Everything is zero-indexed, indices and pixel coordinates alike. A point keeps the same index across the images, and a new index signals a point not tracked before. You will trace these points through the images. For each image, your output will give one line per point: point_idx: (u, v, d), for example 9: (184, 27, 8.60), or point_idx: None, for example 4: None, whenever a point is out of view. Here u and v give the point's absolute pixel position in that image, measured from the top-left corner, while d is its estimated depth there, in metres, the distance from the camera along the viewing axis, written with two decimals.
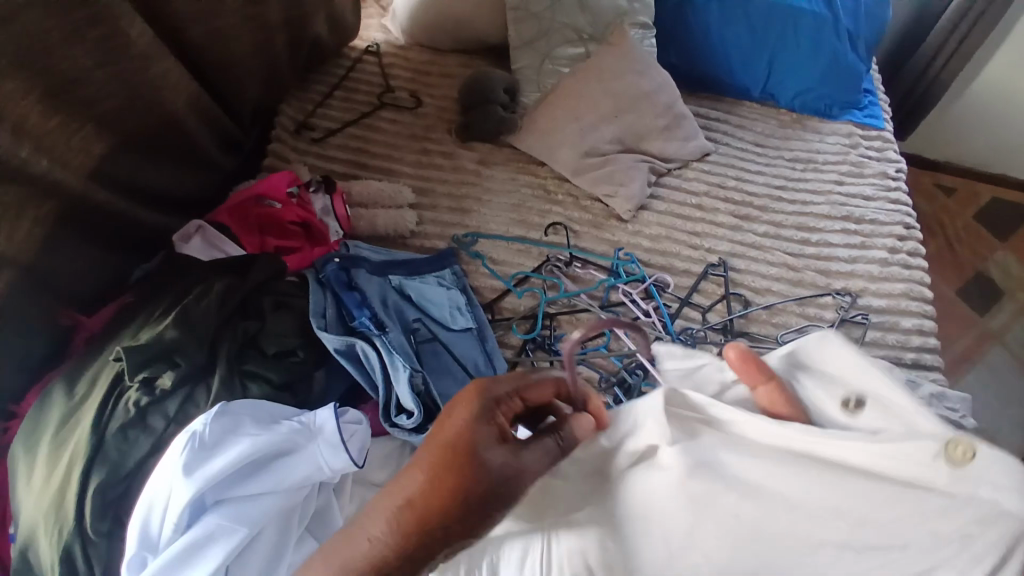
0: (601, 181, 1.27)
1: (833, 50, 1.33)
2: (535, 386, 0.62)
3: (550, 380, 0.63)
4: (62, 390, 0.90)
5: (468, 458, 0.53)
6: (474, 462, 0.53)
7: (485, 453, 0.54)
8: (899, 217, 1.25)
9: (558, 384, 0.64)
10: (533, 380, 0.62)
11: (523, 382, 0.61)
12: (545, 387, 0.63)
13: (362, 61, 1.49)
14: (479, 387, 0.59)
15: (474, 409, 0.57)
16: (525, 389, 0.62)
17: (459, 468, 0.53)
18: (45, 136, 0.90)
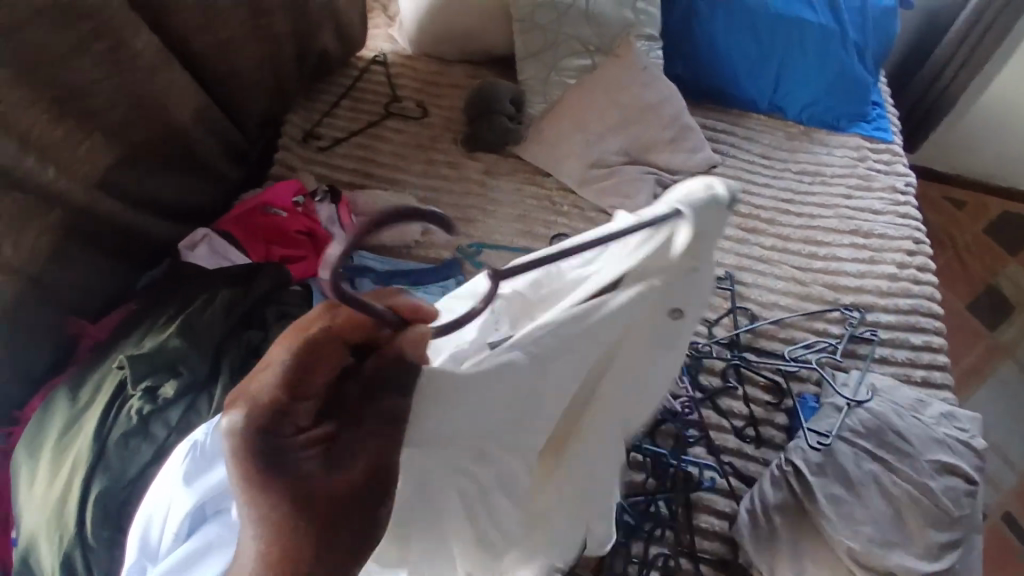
0: (606, 192, 1.27)
1: (840, 62, 1.32)
2: (312, 349, 0.47)
3: (330, 337, 0.48)
4: (65, 396, 0.90)
5: (300, 483, 0.47)
6: (308, 482, 0.48)
7: (307, 471, 0.48)
8: (907, 231, 1.25)
9: (343, 331, 0.49)
10: (305, 354, 0.47)
11: (295, 358, 0.47)
12: (330, 344, 0.48)
13: (369, 71, 1.49)
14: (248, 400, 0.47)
15: (257, 435, 0.46)
16: (308, 369, 0.47)
17: (295, 497, 0.47)
18: (52, 145, 0.91)
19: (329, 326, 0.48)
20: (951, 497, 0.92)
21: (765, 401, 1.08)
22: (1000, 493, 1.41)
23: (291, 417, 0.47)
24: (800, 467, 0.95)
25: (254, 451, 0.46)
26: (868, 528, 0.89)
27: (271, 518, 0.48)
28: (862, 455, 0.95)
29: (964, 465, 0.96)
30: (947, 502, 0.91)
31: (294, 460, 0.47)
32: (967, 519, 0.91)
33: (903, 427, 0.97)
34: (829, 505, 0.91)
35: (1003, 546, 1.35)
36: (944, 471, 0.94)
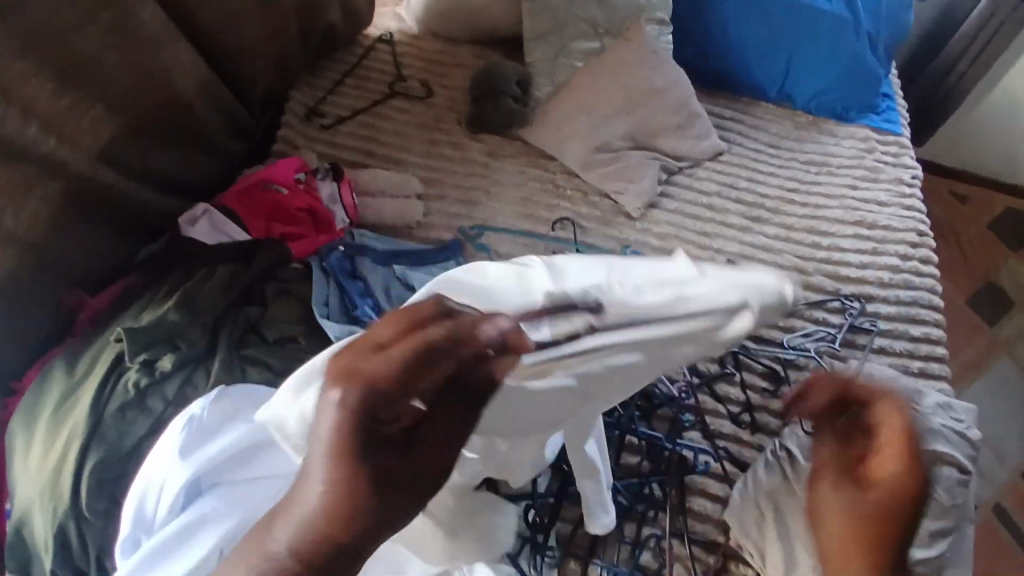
0: (610, 177, 1.26)
1: (852, 51, 1.30)
2: (428, 354, 0.48)
3: (445, 338, 0.48)
4: (62, 367, 0.90)
5: (368, 467, 0.47)
6: (376, 469, 0.47)
7: (387, 465, 0.48)
8: (912, 223, 1.23)
9: (459, 340, 0.49)
10: (422, 354, 0.48)
11: (412, 356, 0.47)
12: (443, 346, 0.48)
13: (374, 49, 1.48)
14: (356, 382, 0.47)
15: (356, 405, 0.46)
16: (416, 364, 0.47)
17: (360, 481, 0.47)
18: (55, 115, 0.90)
19: (446, 331, 0.49)
20: (945, 486, 0.93)
21: (762, 389, 1.07)
22: (992, 489, 1.41)
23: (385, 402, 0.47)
24: (794, 452, 0.94)
25: (351, 434, 0.47)
26: None
27: (328, 491, 0.47)
28: None
29: (959, 455, 0.96)
30: (939, 490, 0.92)
31: (381, 453, 0.48)
32: (957, 509, 0.93)
33: None
34: None
35: (994, 540, 1.36)
36: (938, 461, 0.94)
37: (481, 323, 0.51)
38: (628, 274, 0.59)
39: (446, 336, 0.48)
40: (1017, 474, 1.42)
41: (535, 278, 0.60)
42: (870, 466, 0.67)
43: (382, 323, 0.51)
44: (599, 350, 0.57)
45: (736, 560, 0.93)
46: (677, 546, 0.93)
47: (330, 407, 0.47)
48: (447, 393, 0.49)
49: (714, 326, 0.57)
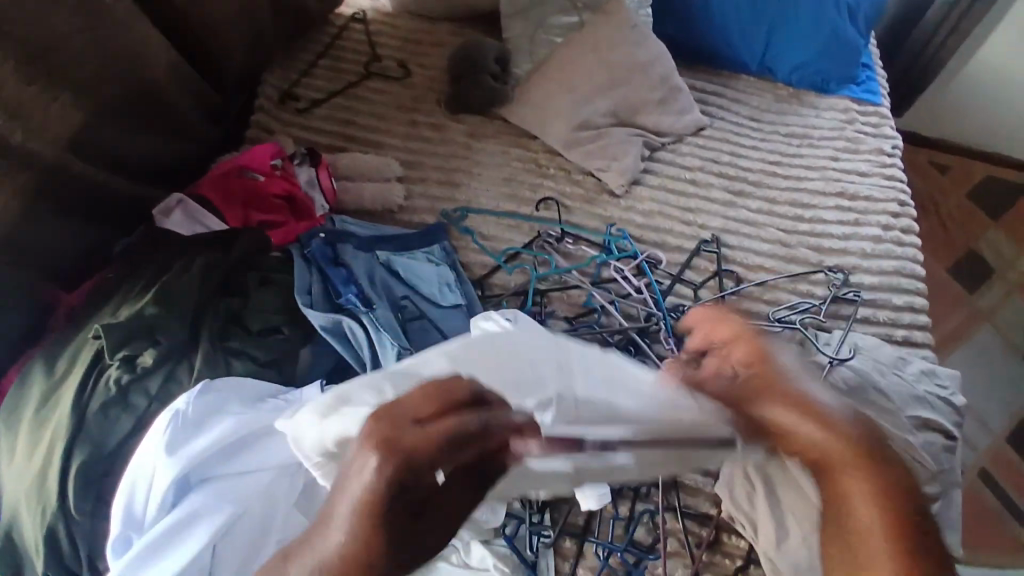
0: (593, 155, 1.24)
1: (833, 24, 1.28)
2: (458, 441, 0.54)
3: (468, 424, 0.54)
4: (41, 366, 0.88)
5: (388, 526, 0.54)
6: (396, 528, 0.54)
7: (405, 523, 0.54)
8: (893, 194, 1.24)
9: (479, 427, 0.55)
10: (454, 438, 0.54)
11: (443, 439, 0.53)
12: (467, 430, 0.54)
13: (348, 29, 1.44)
14: (391, 456, 0.53)
15: (384, 476, 0.53)
16: (442, 446, 0.53)
17: (379, 535, 0.53)
18: (19, 106, 0.87)
19: (473, 419, 0.55)
20: (931, 452, 0.94)
21: None
22: (973, 454, 1.45)
23: (411, 475, 0.53)
24: None
25: (380, 497, 0.53)
26: None
27: (347, 537, 0.54)
28: None
29: (943, 421, 0.98)
30: (927, 458, 0.92)
31: (403, 514, 0.54)
32: (944, 474, 0.95)
33: (886, 385, 0.98)
34: None
35: (974, 505, 1.40)
36: (922, 426, 0.97)
37: (505, 412, 0.57)
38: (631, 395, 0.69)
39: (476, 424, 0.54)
40: (998, 439, 1.46)
41: (564, 375, 0.67)
42: (749, 359, 0.68)
43: (416, 395, 0.56)
44: (604, 454, 0.63)
45: (727, 530, 0.94)
46: (671, 520, 0.94)
47: (364, 474, 0.53)
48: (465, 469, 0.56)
49: (708, 449, 0.68)
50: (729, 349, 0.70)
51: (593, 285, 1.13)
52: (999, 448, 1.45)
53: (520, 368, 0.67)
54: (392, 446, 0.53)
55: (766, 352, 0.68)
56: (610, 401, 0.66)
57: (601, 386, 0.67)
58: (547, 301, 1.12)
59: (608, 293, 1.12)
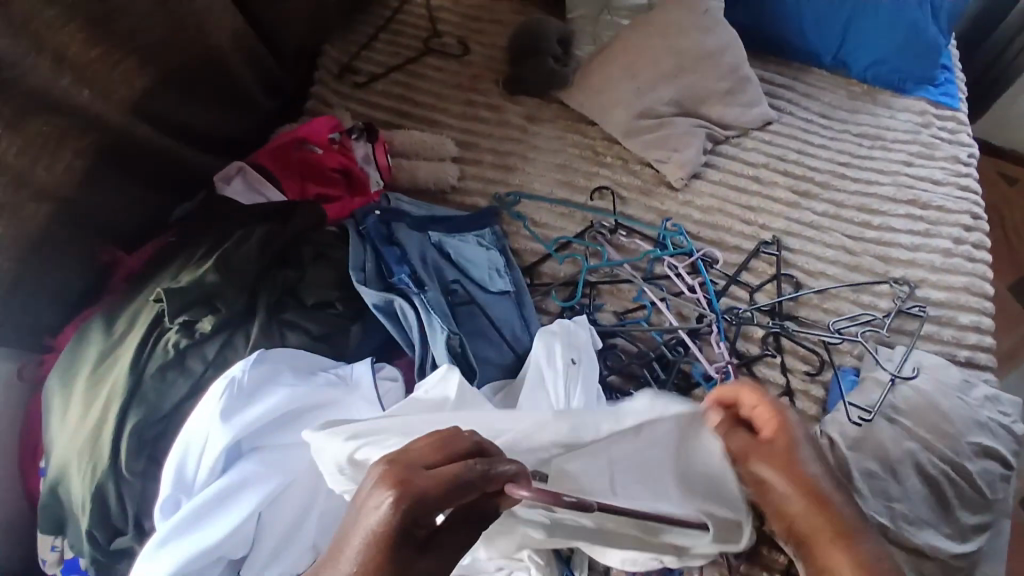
0: (653, 146, 1.21)
1: (913, 19, 1.21)
2: (467, 485, 0.50)
3: (481, 476, 0.51)
4: (101, 326, 0.90)
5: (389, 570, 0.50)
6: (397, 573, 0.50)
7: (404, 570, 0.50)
8: (967, 205, 1.18)
9: (490, 479, 0.51)
10: (464, 479, 0.50)
11: (452, 482, 0.50)
12: (477, 480, 0.51)
13: (409, 3, 1.42)
14: (403, 496, 0.49)
15: (392, 518, 0.49)
16: (449, 493, 0.50)
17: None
18: (86, 67, 0.88)
19: (482, 467, 0.51)
20: (986, 479, 0.90)
21: (803, 372, 1.03)
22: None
23: (417, 519, 0.50)
24: (836, 441, 0.91)
25: (391, 537, 0.50)
26: (901, 505, 0.86)
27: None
28: (901, 433, 0.91)
29: (1003, 449, 0.93)
30: (981, 484, 0.89)
31: (407, 559, 0.50)
32: (997, 504, 0.90)
33: (948, 407, 0.93)
34: (863, 481, 0.87)
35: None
36: (982, 453, 0.92)
37: (512, 462, 0.53)
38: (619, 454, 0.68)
39: (485, 469, 0.51)
40: None
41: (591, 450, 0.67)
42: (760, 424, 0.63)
43: (427, 443, 0.54)
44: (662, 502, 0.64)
45: None
46: None
47: (375, 512, 0.50)
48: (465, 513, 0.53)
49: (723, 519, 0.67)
50: (756, 414, 0.64)
51: (645, 280, 1.11)
52: None
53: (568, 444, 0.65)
54: (404, 488, 0.50)
55: (785, 421, 0.62)
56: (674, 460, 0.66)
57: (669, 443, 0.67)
58: (596, 293, 1.10)
59: (660, 290, 1.10)
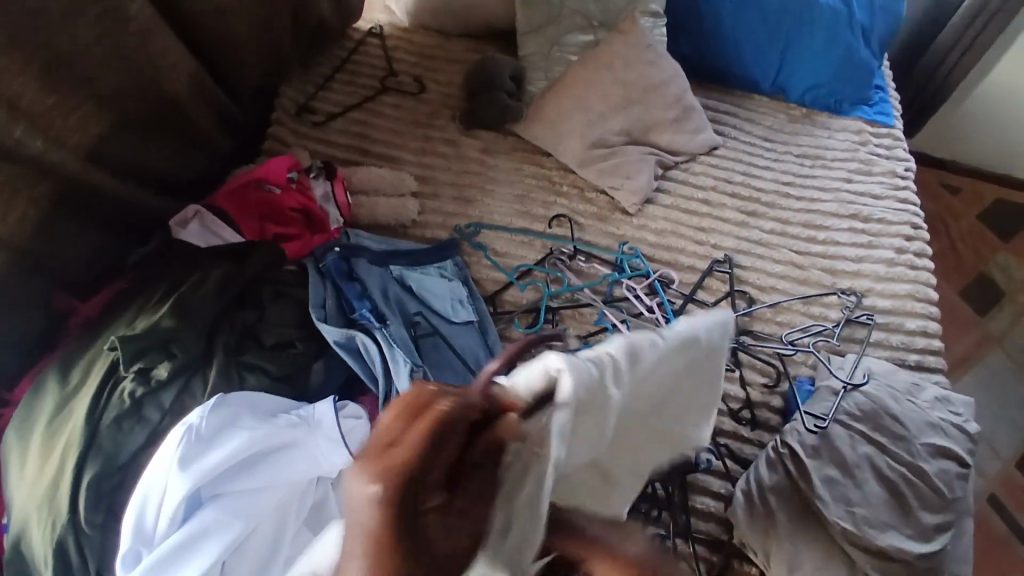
0: (607, 173, 1.25)
1: (845, 45, 1.29)
2: (445, 427, 0.39)
3: (465, 412, 0.40)
4: (55, 377, 0.88)
5: (410, 560, 0.36)
6: (422, 559, 0.37)
7: (414, 560, 0.36)
8: (906, 216, 1.24)
9: (470, 416, 0.40)
10: (448, 418, 0.39)
11: (438, 428, 0.38)
12: (462, 421, 0.40)
13: (365, 43, 1.45)
14: (384, 470, 0.36)
15: (399, 499, 0.36)
16: (442, 442, 0.39)
17: (401, 570, 0.35)
18: (40, 115, 0.88)
19: (457, 405, 0.40)
20: (943, 479, 0.92)
21: (761, 385, 1.07)
22: (984, 479, 1.43)
23: (417, 493, 0.37)
24: (796, 450, 0.93)
25: (389, 527, 0.36)
26: (860, 509, 0.89)
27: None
28: (856, 437, 0.94)
29: (957, 448, 0.96)
30: (939, 484, 0.91)
31: (420, 544, 0.37)
32: (957, 503, 0.92)
33: (897, 411, 0.97)
34: (823, 488, 0.90)
35: (989, 531, 1.37)
36: (936, 453, 0.94)
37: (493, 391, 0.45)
38: (578, 405, 0.49)
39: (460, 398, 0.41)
40: (1007, 464, 1.44)
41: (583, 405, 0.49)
42: None
43: (384, 417, 0.39)
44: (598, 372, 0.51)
45: (738, 557, 0.94)
46: (682, 545, 0.93)
47: (361, 489, 0.36)
48: (476, 467, 0.41)
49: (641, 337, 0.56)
50: None
51: (606, 304, 1.13)
52: (1009, 473, 1.43)
53: (574, 406, 0.48)
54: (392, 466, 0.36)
55: None
56: (697, 396, 0.65)
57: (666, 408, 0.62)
58: (558, 319, 1.12)
59: (620, 312, 1.12)
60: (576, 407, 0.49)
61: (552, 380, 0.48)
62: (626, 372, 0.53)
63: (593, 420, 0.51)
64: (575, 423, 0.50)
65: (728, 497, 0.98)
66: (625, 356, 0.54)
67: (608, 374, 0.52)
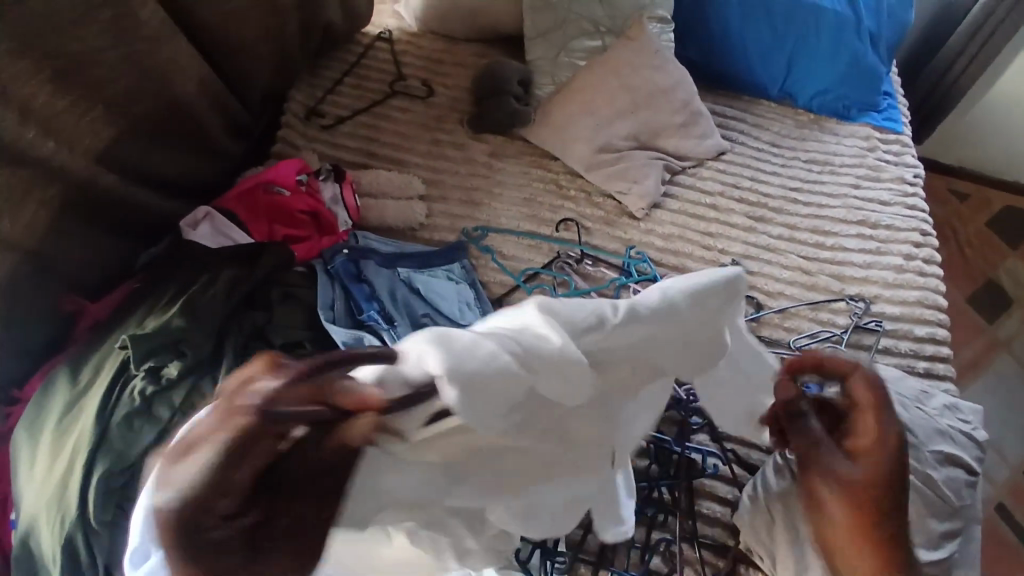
0: (614, 177, 1.25)
1: (852, 50, 1.29)
2: (248, 435, 0.48)
3: (264, 420, 0.49)
4: (65, 376, 0.89)
5: (192, 535, 0.48)
6: (204, 537, 0.48)
7: (196, 535, 0.48)
8: (914, 223, 1.24)
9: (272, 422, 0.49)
10: (239, 440, 0.48)
11: (237, 439, 0.48)
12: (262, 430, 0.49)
13: (373, 48, 1.46)
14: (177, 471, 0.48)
15: (180, 494, 0.47)
16: (237, 448, 0.48)
17: (186, 543, 0.48)
18: (52, 118, 0.89)
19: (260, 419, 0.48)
20: (951, 487, 0.92)
21: None
22: (992, 486, 1.42)
23: (206, 485, 0.48)
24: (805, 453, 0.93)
25: (176, 516, 0.48)
26: None
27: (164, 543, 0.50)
28: None
29: (966, 456, 0.95)
30: (947, 491, 0.90)
31: (207, 524, 0.48)
32: (965, 510, 0.92)
33: (908, 419, 0.95)
34: None
35: (998, 539, 1.36)
36: (945, 461, 0.94)
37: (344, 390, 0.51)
38: (493, 383, 0.51)
39: (262, 411, 0.48)
40: (1016, 470, 1.43)
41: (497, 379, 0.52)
42: None
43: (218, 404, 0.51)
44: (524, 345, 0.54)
45: (745, 563, 0.92)
46: (688, 550, 0.92)
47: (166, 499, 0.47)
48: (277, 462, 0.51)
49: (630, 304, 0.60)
50: None
51: None
52: (1018, 480, 1.42)
53: (480, 379, 0.50)
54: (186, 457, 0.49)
55: None
56: (699, 364, 0.65)
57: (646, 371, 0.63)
58: None
59: None
60: (496, 381, 0.51)
61: (457, 347, 0.50)
62: (557, 334, 0.55)
63: (515, 390, 0.53)
64: (504, 397, 0.52)
65: (735, 502, 0.97)
66: (546, 326, 0.56)
67: (522, 344, 0.54)
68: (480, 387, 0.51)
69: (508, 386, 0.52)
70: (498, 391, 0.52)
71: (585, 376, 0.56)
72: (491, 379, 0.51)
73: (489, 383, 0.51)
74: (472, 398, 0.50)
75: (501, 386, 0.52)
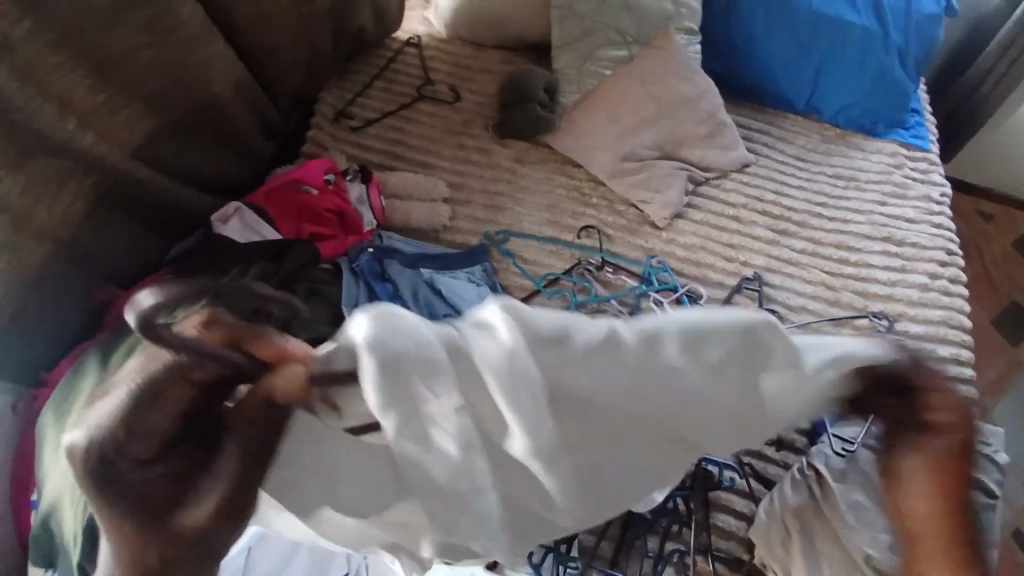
0: (638, 186, 1.25)
1: (880, 65, 1.29)
2: (165, 374, 0.52)
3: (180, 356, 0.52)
4: (97, 360, 0.92)
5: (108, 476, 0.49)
6: (119, 481, 0.50)
7: (113, 479, 0.50)
8: (940, 241, 1.22)
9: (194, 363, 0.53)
10: (155, 375, 0.51)
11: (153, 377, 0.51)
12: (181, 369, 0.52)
13: (403, 53, 1.48)
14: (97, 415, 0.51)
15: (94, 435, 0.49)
16: (158, 386, 0.51)
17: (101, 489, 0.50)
18: (91, 112, 0.91)
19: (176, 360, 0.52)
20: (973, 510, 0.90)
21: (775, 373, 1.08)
22: (1014, 511, 1.39)
23: (124, 425, 0.50)
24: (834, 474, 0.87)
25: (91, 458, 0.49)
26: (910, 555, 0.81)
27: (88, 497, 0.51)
28: None
29: (988, 480, 0.94)
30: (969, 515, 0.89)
31: (121, 466, 0.50)
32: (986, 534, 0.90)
33: None
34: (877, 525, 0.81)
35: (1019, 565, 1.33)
36: None
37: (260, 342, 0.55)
38: (411, 375, 0.53)
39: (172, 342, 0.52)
40: None
41: (417, 370, 0.53)
42: None
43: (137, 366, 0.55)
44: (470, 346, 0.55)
45: None
46: (701, 562, 0.92)
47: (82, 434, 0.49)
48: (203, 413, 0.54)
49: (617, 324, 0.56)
50: None
51: (632, 316, 1.13)
52: None
53: (400, 361, 0.53)
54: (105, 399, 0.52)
55: None
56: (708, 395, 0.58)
57: (653, 402, 0.57)
58: None
59: None
60: (418, 374, 0.53)
61: (396, 326, 0.54)
62: (510, 338, 0.54)
63: (444, 383, 0.54)
64: (430, 395, 0.53)
65: (751, 516, 0.97)
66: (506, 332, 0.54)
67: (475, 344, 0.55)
68: (399, 377, 0.53)
69: (430, 381, 0.54)
70: (418, 383, 0.53)
71: (522, 394, 0.53)
72: (409, 370, 0.53)
73: (405, 372, 0.53)
74: (385, 384, 0.53)
75: (422, 380, 0.53)
